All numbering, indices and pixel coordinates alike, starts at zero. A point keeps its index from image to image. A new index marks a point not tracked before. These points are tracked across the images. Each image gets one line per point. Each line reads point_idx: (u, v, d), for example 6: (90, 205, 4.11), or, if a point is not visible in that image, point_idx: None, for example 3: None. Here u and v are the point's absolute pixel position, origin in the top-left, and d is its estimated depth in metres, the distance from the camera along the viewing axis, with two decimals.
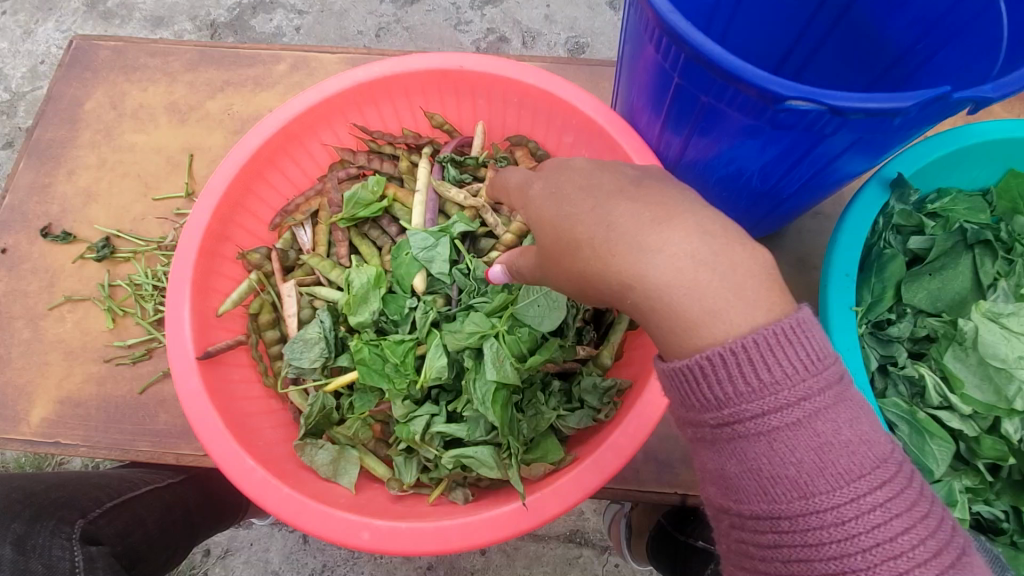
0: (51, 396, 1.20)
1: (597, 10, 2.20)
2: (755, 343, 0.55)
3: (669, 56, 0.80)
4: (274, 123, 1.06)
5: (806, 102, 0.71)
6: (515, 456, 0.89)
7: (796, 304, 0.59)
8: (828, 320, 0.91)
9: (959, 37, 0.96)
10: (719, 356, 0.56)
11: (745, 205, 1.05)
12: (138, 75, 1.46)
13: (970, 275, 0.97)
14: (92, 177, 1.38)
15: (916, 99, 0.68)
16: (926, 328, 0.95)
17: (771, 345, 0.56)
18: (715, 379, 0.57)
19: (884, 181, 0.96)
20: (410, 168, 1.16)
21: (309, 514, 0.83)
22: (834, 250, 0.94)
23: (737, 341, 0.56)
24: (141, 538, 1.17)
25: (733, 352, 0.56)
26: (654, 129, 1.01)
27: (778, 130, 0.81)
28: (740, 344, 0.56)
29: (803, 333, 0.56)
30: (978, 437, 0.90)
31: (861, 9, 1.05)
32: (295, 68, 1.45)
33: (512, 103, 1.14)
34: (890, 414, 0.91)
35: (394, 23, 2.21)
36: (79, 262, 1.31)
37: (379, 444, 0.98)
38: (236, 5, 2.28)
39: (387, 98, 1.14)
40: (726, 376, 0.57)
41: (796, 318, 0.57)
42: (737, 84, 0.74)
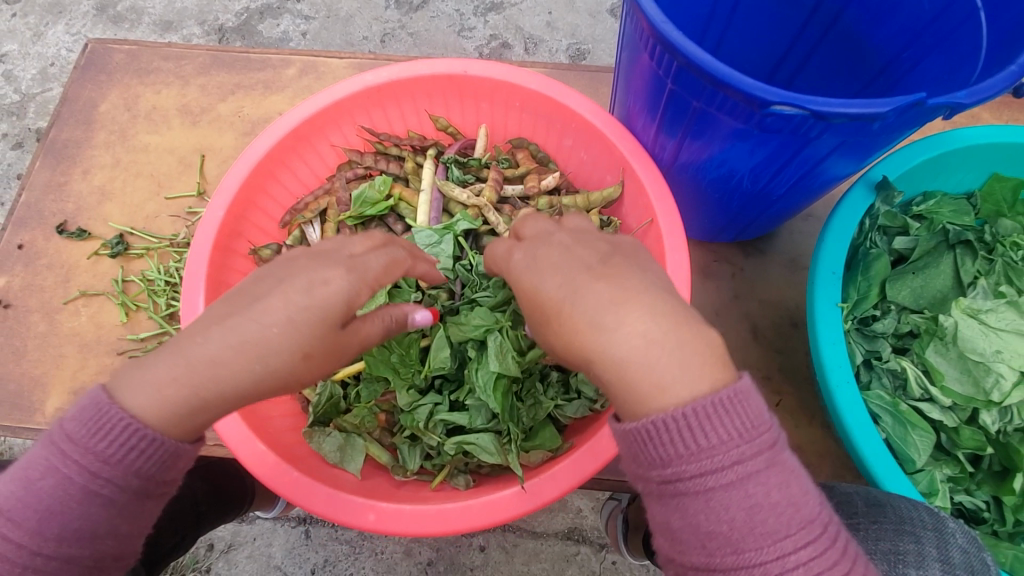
0: (66, 387, 1.25)
1: (597, 17, 2.26)
2: (695, 412, 0.59)
3: (662, 64, 0.84)
4: (287, 124, 1.11)
5: (789, 107, 0.75)
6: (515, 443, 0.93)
7: (736, 372, 0.63)
8: (814, 315, 0.95)
9: (942, 46, 1.00)
10: (663, 421, 0.60)
11: (737, 207, 1.10)
12: (151, 78, 1.51)
13: (952, 274, 1.01)
14: (106, 177, 1.42)
15: (893, 105, 0.72)
16: (909, 324, 1.00)
17: (712, 409, 0.59)
18: (660, 441, 0.60)
19: (870, 184, 1.01)
20: (415, 169, 1.20)
21: (318, 496, 0.87)
22: (822, 249, 0.98)
23: (680, 410, 0.59)
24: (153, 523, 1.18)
25: (675, 419, 0.59)
26: (649, 132, 1.06)
27: (766, 133, 0.85)
28: (682, 412, 0.59)
29: (738, 404, 0.59)
30: (958, 428, 0.94)
31: (849, 20, 1.12)
32: (304, 72, 1.50)
33: (514, 107, 1.19)
34: (874, 406, 0.95)
35: (399, 29, 2.27)
36: (93, 259, 1.35)
37: (384, 433, 1.02)
38: (244, 10, 2.33)
39: (394, 102, 1.18)
40: (669, 439, 0.60)
41: (733, 389, 0.60)
42: (725, 90, 0.78)
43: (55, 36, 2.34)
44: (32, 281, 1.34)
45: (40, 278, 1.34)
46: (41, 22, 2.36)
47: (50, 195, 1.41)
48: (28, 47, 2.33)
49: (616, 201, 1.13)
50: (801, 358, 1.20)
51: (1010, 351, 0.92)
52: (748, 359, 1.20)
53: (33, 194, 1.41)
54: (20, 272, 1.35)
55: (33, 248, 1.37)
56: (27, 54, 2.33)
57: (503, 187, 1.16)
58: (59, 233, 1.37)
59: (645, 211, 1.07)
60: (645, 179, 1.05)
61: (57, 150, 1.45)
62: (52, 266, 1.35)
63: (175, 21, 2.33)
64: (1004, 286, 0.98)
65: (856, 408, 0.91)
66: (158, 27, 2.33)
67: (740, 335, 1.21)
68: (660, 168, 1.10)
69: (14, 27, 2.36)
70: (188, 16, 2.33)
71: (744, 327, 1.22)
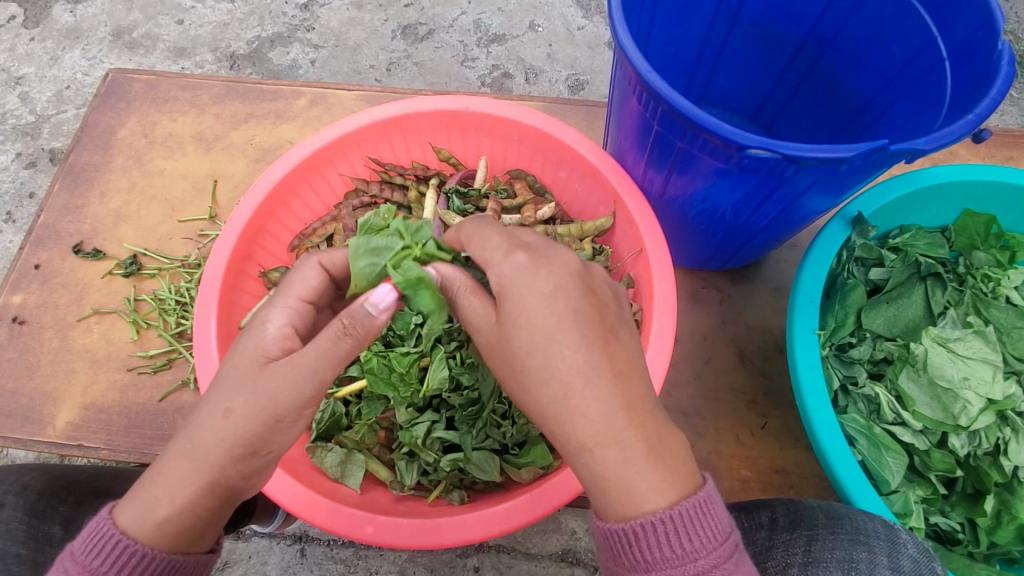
0: (76, 401, 1.30)
1: (596, 50, 2.36)
2: (679, 515, 0.65)
3: (649, 107, 0.92)
4: (299, 155, 1.18)
5: (763, 150, 0.82)
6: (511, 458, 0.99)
7: (703, 476, 0.70)
8: (793, 342, 1.01)
9: (909, 92, 1.08)
10: (650, 525, 0.65)
11: (722, 237, 1.16)
12: (168, 106, 1.58)
13: (923, 304, 1.07)
14: (122, 200, 1.49)
15: (857, 150, 0.79)
16: (884, 351, 1.05)
17: (683, 521, 0.65)
18: (645, 543, 0.65)
19: (846, 219, 1.07)
20: (419, 197, 1.27)
21: (320, 510, 0.91)
22: (800, 279, 1.04)
23: (665, 513, 0.65)
24: None
25: (662, 523, 0.64)
26: (639, 167, 1.13)
27: (745, 172, 0.91)
28: (668, 515, 0.64)
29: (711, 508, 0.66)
30: (929, 450, 0.99)
31: (826, 65, 1.24)
32: (314, 103, 1.57)
33: (513, 141, 1.26)
34: (850, 429, 1.00)
35: (404, 58, 2.37)
36: (107, 278, 1.41)
37: (382, 450, 1.06)
38: (255, 39, 2.43)
39: (400, 135, 1.26)
40: (653, 542, 0.65)
41: (706, 493, 0.67)
42: (706, 134, 0.86)
43: (72, 60, 2.44)
44: (48, 298, 1.39)
45: (55, 295, 1.40)
46: (59, 47, 2.45)
47: (67, 216, 1.48)
48: (45, 70, 2.43)
49: (608, 230, 1.19)
50: (785, 382, 1.25)
51: (977, 378, 0.97)
52: (735, 382, 1.25)
53: (50, 215, 1.47)
54: (36, 290, 1.40)
55: (50, 267, 1.42)
56: (44, 78, 2.42)
57: (501, 216, 1.21)
58: (75, 253, 1.43)
59: (635, 241, 1.13)
60: (634, 211, 1.12)
61: (75, 173, 1.51)
62: (67, 284, 1.41)
63: (189, 48, 2.43)
64: (973, 316, 1.05)
65: (832, 430, 0.96)
66: (171, 53, 2.42)
67: (727, 359, 1.27)
68: (649, 201, 1.17)
69: (32, 51, 2.45)
70: (201, 43, 2.44)
71: (731, 352, 1.27)
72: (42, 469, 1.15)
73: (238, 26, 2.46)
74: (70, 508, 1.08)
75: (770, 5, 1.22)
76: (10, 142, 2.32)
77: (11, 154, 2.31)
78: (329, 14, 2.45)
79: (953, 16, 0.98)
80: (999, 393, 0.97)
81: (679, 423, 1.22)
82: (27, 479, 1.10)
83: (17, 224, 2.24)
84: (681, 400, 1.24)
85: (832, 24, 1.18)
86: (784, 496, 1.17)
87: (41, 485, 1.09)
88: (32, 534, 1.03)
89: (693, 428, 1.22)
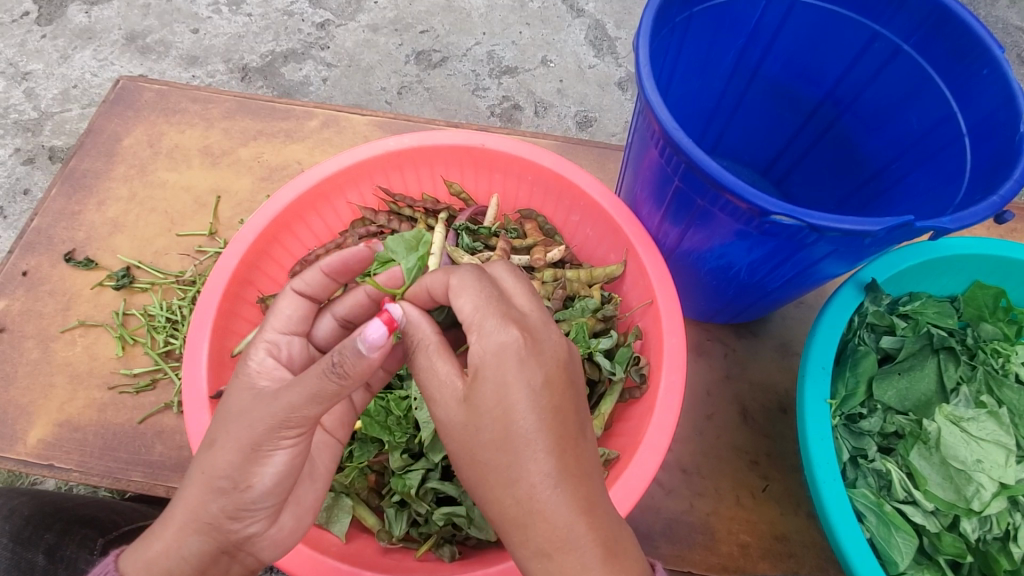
0: (50, 418, 1.23)
1: (606, 89, 2.39)
2: None
3: (671, 163, 0.92)
4: (308, 181, 1.16)
5: (787, 217, 0.81)
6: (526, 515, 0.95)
7: None
8: (803, 410, 0.98)
9: (927, 163, 1.08)
10: None
11: (733, 294, 1.14)
12: (177, 118, 1.56)
13: (936, 378, 1.06)
14: (120, 210, 1.45)
15: (883, 225, 0.78)
16: (895, 425, 1.03)
17: None
18: None
19: (860, 284, 1.06)
20: (426, 231, 1.24)
21: (302, 561, 0.87)
22: (812, 345, 1.02)
23: None
24: None
25: None
26: (654, 219, 1.12)
27: (765, 235, 0.90)
28: None
29: None
30: (939, 533, 0.97)
31: (842, 127, 1.24)
32: (326, 125, 1.56)
33: (526, 180, 1.24)
34: (859, 504, 0.98)
35: (416, 83, 2.37)
36: (97, 289, 1.36)
37: (372, 495, 1.02)
38: (269, 53, 2.43)
39: (412, 166, 1.24)
40: None
41: None
42: (728, 195, 0.84)
43: (82, 60, 2.42)
44: (32, 306, 1.34)
45: (40, 304, 1.34)
46: (70, 46, 2.44)
47: (62, 222, 1.43)
48: (53, 68, 2.40)
49: (618, 278, 1.17)
50: (789, 444, 1.21)
51: (991, 461, 0.96)
52: (737, 441, 1.21)
53: (44, 220, 1.43)
54: (21, 297, 1.35)
55: (38, 274, 1.37)
56: (51, 75, 2.39)
57: (510, 257, 1.19)
58: (66, 261, 1.38)
59: (645, 292, 1.11)
60: (646, 263, 1.10)
61: (75, 178, 1.47)
62: (54, 293, 1.35)
63: (201, 57, 2.43)
64: (985, 395, 1.03)
65: (842, 506, 0.92)
66: (184, 61, 2.42)
67: (729, 416, 1.23)
68: (662, 252, 1.16)
69: (42, 48, 2.44)
70: (214, 53, 2.43)
71: (734, 409, 1.23)
72: (30, 493, 1.13)
73: (253, 40, 2.46)
74: (55, 536, 1.05)
75: (790, 65, 1.23)
76: (10, 137, 2.28)
77: (9, 149, 2.27)
78: (345, 35, 2.47)
79: (973, 93, 0.99)
80: (1012, 478, 0.96)
81: (678, 480, 1.18)
82: (14, 504, 1.07)
83: (8, 221, 2.19)
84: (680, 456, 1.19)
85: (850, 88, 1.19)
86: (784, 565, 1.12)
87: (29, 509, 1.07)
88: (17, 562, 1.00)
89: (693, 486, 1.17)
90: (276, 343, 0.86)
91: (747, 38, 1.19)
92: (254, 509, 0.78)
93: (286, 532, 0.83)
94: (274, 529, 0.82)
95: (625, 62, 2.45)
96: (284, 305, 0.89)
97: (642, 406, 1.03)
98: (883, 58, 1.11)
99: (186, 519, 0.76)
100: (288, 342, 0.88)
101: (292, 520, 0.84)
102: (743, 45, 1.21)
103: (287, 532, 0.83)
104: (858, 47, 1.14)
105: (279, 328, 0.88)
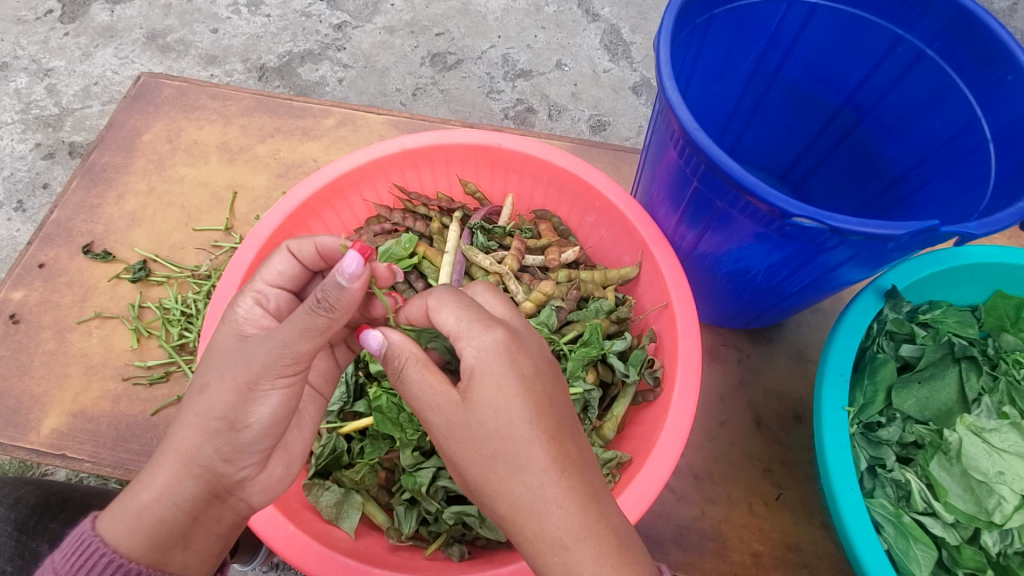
0: (64, 408, 1.24)
1: (620, 93, 2.38)
2: None
3: (690, 164, 0.91)
4: (324, 178, 1.16)
5: (809, 220, 0.80)
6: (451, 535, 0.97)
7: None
8: (820, 417, 0.97)
9: (950, 170, 1.06)
10: None
11: (749, 298, 1.12)
12: (196, 114, 1.57)
13: (956, 388, 1.04)
14: (138, 204, 1.47)
15: (908, 229, 0.77)
16: (914, 435, 1.02)
17: None
18: None
19: (879, 291, 1.04)
20: (441, 230, 1.24)
21: (310, 556, 0.87)
22: (830, 352, 1.00)
23: None
24: None
25: None
26: (671, 221, 1.11)
27: (785, 238, 0.89)
28: None
29: None
30: (959, 546, 0.95)
31: (862, 133, 1.23)
32: (342, 124, 1.57)
33: (541, 180, 1.24)
34: (875, 514, 0.96)
35: (431, 84, 2.39)
36: (114, 281, 1.37)
37: (381, 492, 1.03)
38: (287, 53, 2.46)
39: (428, 165, 1.24)
40: None
41: None
42: (748, 196, 0.83)
43: (104, 58, 2.45)
44: (50, 297, 1.36)
45: (58, 295, 1.36)
46: (92, 43, 2.48)
47: (81, 215, 1.45)
48: (75, 65, 2.44)
49: (632, 280, 1.17)
50: (804, 452, 1.19)
51: (1014, 474, 0.94)
52: (750, 448, 1.19)
53: (64, 212, 1.44)
54: (39, 288, 1.37)
55: (56, 265, 1.39)
56: (73, 72, 2.43)
57: (524, 256, 1.19)
58: (84, 254, 1.40)
59: (660, 294, 1.10)
60: (662, 265, 1.09)
61: (95, 172, 1.49)
62: (72, 285, 1.37)
63: (220, 57, 2.46)
64: (1008, 406, 1.01)
65: (858, 515, 0.91)
66: (203, 60, 2.45)
67: (743, 423, 1.21)
68: (678, 254, 1.15)
69: (65, 45, 2.48)
70: (233, 53, 2.46)
71: (747, 415, 1.22)
72: (37, 483, 1.12)
73: (271, 40, 2.48)
74: (61, 525, 1.06)
75: (810, 70, 1.22)
76: (31, 132, 2.32)
77: (30, 144, 2.30)
78: (361, 36, 2.48)
79: (998, 99, 0.97)
80: None
81: (690, 486, 1.16)
82: (20, 492, 1.08)
83: (27, 215, 2.22)
84: (692, 462, 1.18)
85: (871, 93, 1.18)
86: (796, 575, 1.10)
87: (35, 498, 1.08)
88: (19, 550, 1.03)
89: (704, 492, 1.16)
90: (263, 293, 0.86)
91: (767, 41, 1.19)
92: (249, 450, 0.78)
93: (276, 478, 0.84)
94: (264, 473, 0.82)
95: (640, 67, 2.44)
96: (279, 260, 0.88)
97: (655, 410, 1.02)
98: (905, 63, 1.10)
99: (180, 463, 0.75)
100: (276, 295, 0.87)
101: (282, 468, 0.85)
102: (763, 48, 1.20)
103: (276, 479, 0.84)
104: (880, 52, 1.13)
105: (269, 280, 0.87)
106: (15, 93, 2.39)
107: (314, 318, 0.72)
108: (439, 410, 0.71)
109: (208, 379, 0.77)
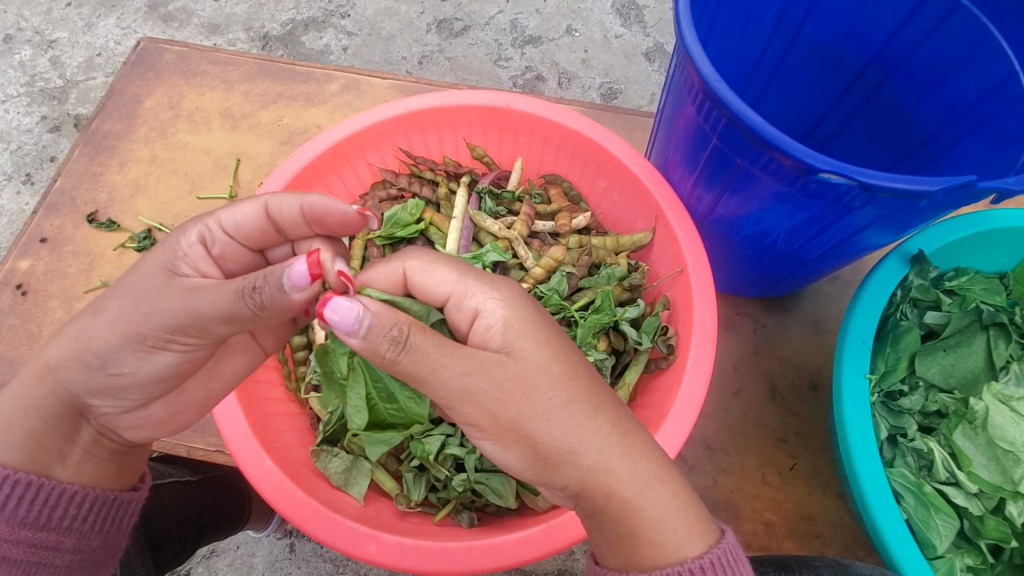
0: None
1: (632, 60, 2.30)
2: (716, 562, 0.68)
3: (710, 119, 0.86)
4: (327, 141, 1.12)
5: (837, 175, 0.76)
6: (463, 502, 0.98)
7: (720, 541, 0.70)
8: (841, 383, 0.93)
9: (984, 127, 0.99)
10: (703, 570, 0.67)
11: (766, 265, 1.08)
12: (198, 80, 1.53)
13: (984, 355, 1.00)
14: (141, 171, 1.44)
15: (942, 185, 0.73)
16: (937, 404, 0.99)
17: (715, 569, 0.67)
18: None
19: (905, 255, 1.00)
20: (448, 195, 1.20)
21: (320, 521, 0.87)
22: (852, 318, 0.96)
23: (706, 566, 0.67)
24: (161, 524, 1.17)
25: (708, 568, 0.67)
26: (686, 183, 1.07)
27: (808, 197, 0.85)
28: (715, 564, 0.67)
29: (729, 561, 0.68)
30: (983, 516, 0.93)
31: (889, 93, 1.16)
32: (346, 89, 1.52)
33: (551, 144, 1.20)
34: (897, 484, 0.94)
35: (437, 52, 2.31)
36: (119, 250, 1.36)
37: (390, 460, 1.01)
38: (290, 21, 2.39)
39: (434, 128, 1.20)
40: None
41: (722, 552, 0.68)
42: (772, 152, 0.79)
43: (106, 28, 2.41)
44: (56, 266, 1.35)
45: (64, 264, 1.35)
46: (94, 13, 2.43)
47: (85, 183, 1.43)
48: (78, 36, 2.40)
49: (646, 246, 1.13)
50: (819, 423, 1.16)
51: None
52: (764, 418, 1.16)
53: (67, 180, 1.42)
54: (45, 257, 1.36)
55: (62, 234, 1.38)
56: (76, 43, 2.39)
57: (533, 222, 1.16)
58: (89, 223, 1.39)
59: (674, 261, 1.07)
60: (677, 230, 1.05)
61: (97, 140, 1.46)
62: (78, 254, 1.36)
63: (223, 25, 2.40)
64: None
65: (878, 484, 0.88)
66: (205, 29, 2.39)
67: (757, 393, 1.18)
68: (694, 219, 1.10)
69: (67, 16, 2.43)
70: (235, 21, 2.40)
71: (762, 385, 1.19)
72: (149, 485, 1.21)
73: (274, 8, 2.42)
74: None
75: (837, 23, 1.15)
76: (37, 105, 2.30)
77: (36, 117, 2.28)
78: (365, 3, 2.41)
79: None
80: None
81: (702, 456, 1.14)
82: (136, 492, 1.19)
83: (35, 187, 2.21)
84: (705, 431, 1.16)
85: (902, 48, 1.11)
86: (809, 545, 1.08)
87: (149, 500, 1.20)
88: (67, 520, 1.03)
89: (717, 462, 1.14)
90: (211, 235, 0.84)
91: None
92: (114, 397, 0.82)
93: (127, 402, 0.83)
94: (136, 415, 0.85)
95: (653, 32, 2.35)
96: (246, 208, 0.85)
97: (669, 377, 1.00)
98: (939, 14, 1.04)
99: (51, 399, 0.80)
100: (221, 243, 0.85)
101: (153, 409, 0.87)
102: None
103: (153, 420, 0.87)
104: (913, 3, 1.07)
105: (223, 223, 0.85)
106: (20, 66, 2.35)
107: (240, 301, 0.72)
108: (432, 383, 0.68)
109: (155, 299, 0.77)
